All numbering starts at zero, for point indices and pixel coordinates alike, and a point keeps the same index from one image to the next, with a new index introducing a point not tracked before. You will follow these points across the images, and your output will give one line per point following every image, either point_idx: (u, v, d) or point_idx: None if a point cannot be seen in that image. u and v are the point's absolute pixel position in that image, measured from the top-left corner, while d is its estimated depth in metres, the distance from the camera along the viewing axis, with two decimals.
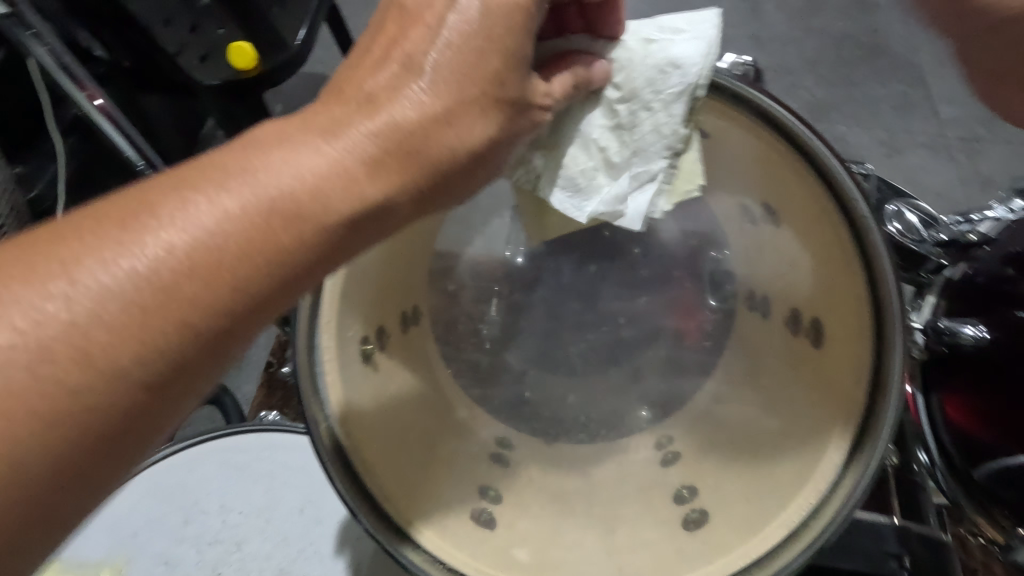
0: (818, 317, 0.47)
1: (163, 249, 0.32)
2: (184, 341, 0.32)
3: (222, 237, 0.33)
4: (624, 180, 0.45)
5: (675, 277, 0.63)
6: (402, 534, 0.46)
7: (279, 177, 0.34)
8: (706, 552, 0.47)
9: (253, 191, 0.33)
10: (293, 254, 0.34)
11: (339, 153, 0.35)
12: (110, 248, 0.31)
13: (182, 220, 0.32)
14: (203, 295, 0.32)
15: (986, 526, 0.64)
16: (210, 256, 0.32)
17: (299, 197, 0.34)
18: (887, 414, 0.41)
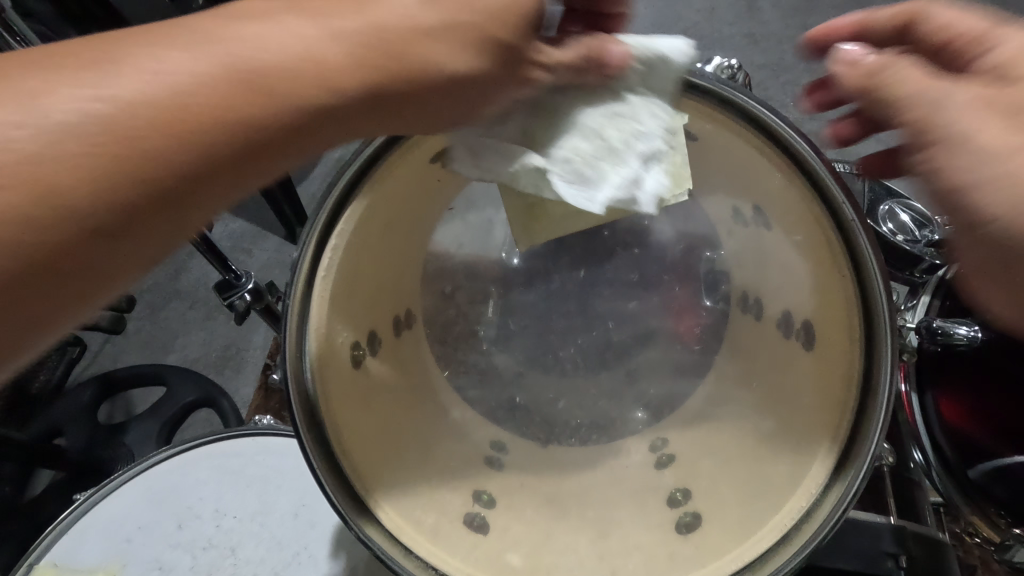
0: (810, 319, 0.46)
1: (119, 96, 0.29)
2: (137, 197, 0.29)
3: (126, 118, 0.29)
4: (633, 162, 0.41)
5: (665, 281, 0.67)
6: (393, 540, 0.45)
7: (209, 55, 0.31)
8: (699, 556, 0.47)
9: (223, 53, 0.31)
10: (204, 138, 0.30)
11: (289, 47, 0.33)
12: (63, 84, 0.29)
13: (146, 68, 0.30)
14: (159, 153, 0.30)
15: (982, 524, 0.65)
16: (172, 111, 0.30)
17: (222, 90, 0.31)
18: (879, 413, 0.40)
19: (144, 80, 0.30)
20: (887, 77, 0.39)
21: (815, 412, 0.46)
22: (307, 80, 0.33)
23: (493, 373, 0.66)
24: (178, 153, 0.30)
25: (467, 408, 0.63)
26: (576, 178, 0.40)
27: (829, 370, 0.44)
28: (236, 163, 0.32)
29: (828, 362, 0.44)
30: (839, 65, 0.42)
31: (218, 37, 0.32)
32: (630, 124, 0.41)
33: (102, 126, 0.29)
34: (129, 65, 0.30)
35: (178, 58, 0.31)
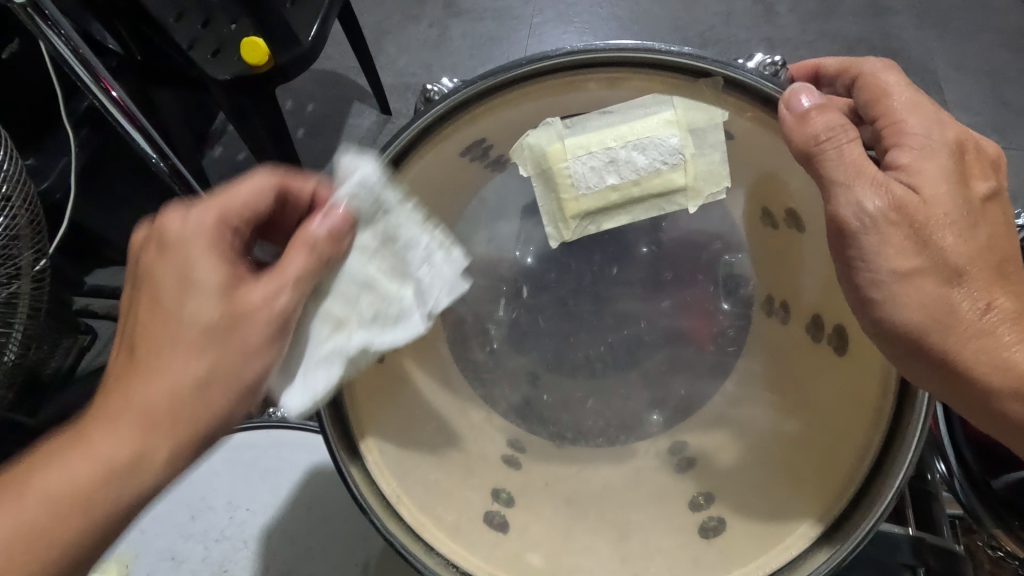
0: (843, 324, 0.48)
1: (124, 426, 0.40)
2: (130, 491, 0.40)
3: (159, 416, 0.40)
4: (389, 321, 0.42)
5: (700, 281, 0.63)
6: (414, 537, 0.45)
7: (203, 341, 0.42)
8: (724, 560, 0.47)
9: (162, 368, 0.41)
10: (117, 470, 0.39)
11: (214, 319, 0.42)
12: (105, 417, 0.40)
13: (137, 400, 0.40)
14: (111, 481, 0.39)
15: (1004, 539, 0.63)
16: (123, 447, 0.39)
17: (214, 376, 0.42)
18: (915, 424, 0.41)
19: (146, 390, 0.41)
20: (827, 151, 0.39)
21: (848, 416, 0.46)
22: (260, 340, 0.42)
23: (505, 374, 0.62)
24: (167, 442, 0.40)
25: (484, 406, 0.60)
26: (374, 319, 0.42)
27: (865, 376, 0.45)
28: (208, 440, 0.42)
29: (864, 366, 0.46)
30: (784, 111, 0.38)
31: (170, 323, 0.42)
32: (396, 247, 0.42)
33: (114, 431, 0.39)
34: (151, 366, 0.41)
35: (186, 351, 0.41)
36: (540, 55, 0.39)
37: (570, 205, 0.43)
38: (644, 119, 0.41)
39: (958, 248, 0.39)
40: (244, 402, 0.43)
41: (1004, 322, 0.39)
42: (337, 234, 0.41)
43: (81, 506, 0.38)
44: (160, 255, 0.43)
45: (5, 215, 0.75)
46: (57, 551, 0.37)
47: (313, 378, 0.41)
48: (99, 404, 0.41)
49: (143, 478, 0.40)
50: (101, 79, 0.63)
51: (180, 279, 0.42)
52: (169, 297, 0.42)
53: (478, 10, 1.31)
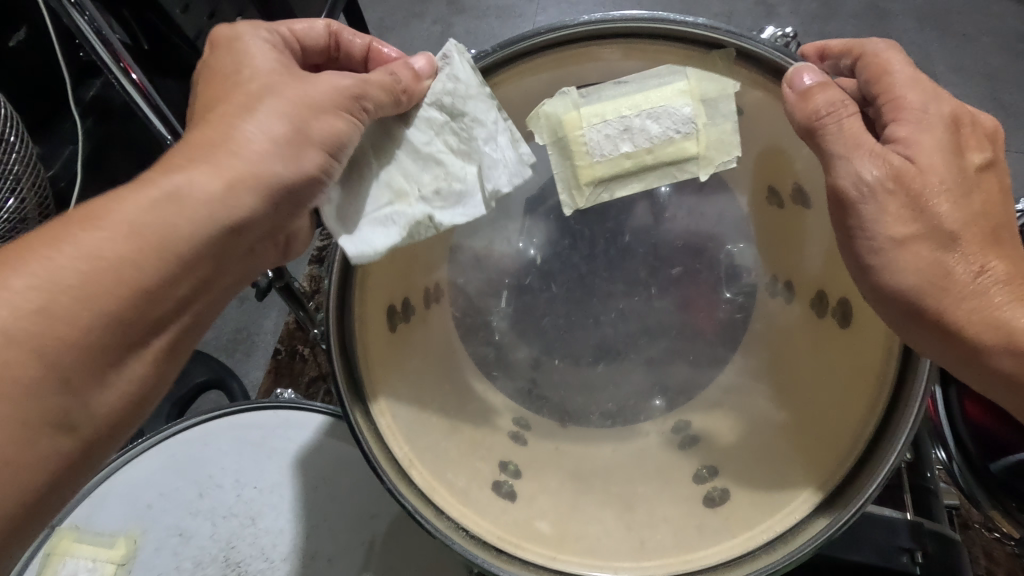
0: (848, 296, 0.49)
1: (154, 198, 0.36)
2: (164, 269, 0.36)
3: (231, 166, 0.39)
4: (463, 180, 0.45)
5: (708, 251, 0.63)
6: (426, 500, 0.46)
7: (265, 91, 0.42)
8: (730, 526, 0.48)
9: (209, 156, 0.39)
10: (153, 251, 0.36)
11: (283, 84, 0.42)
12: (131, 189, 0.36)
13: (166, 181, 0.37)
14: (143, 255, 0.35)
15: (1002, 521, 0.65)
16: (155, 220, 0.36)
17: (291, 128, 0.41)
18: (916, 388, 0.42)
19: (218, 134, 0.40)
20: (827, 126, 0.40)
21: (850, 389, 0.47)
22: (331, 105, 0.42)
23: (510, 357, 0.63)
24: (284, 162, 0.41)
25: (490, 384, 0.61)
26: (438, 193, 0.45)
27: (868, 350, 0.47)
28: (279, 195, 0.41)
29: (867, 339, 0.47)
30: (787, 89, 0.40)
31: (239, 84, 0.42)
32: (459, 117, 0.44)
33: (143, 200, 0.36)
34: (221, 119, 0.41)
35: (266, 109, 0.41)
36: (555, 26, 0.41)
37: (585, 172, 0.44)
38: (654, 96, 0.42)
39: (952, 214, 0.40)
40: (313, 160, 0.42)
41: (997, 284, 0.40)
42: (422, 76, 0.45)
43: (152, 233, 0.36)
44: (219, 53, 0.45)
45: (14, 196, 0.75)
46: (121, 285, 0.35)
47: (375, 237, 0.43)
48: (218, 107, 0.41)
49: (215, 214, 0.38)
50: (120, 59, 0.64)
51: (242, 70, 0.43)
52: (230, 77, 0.43)
53: (482, 7, 1.32)
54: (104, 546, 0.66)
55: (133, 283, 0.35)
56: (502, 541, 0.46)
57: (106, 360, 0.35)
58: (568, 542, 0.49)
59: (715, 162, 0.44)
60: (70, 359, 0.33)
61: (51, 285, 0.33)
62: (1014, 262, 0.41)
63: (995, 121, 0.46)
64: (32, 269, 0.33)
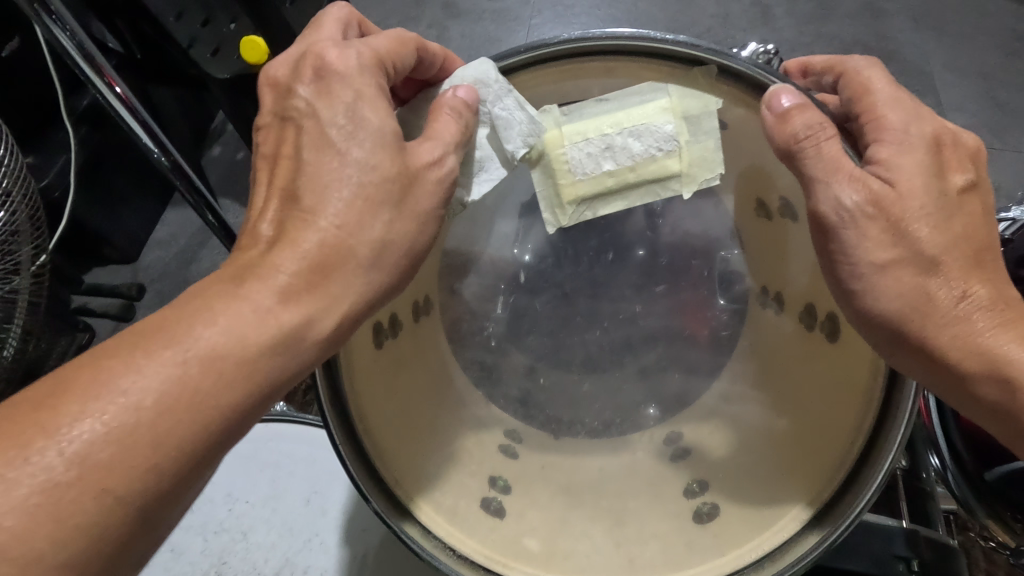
0: (834, 311, 0.48)
1: (239, 333, 0.36)
2: (247, 403, 0.37)
3: (323, 288, 0.40)
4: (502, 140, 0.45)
5: (695, 267, 0.63)
6: (412, 521, 0.45)
7: (365, 205, 0.41)
8: (719, 544, 0.47)
9: (302, 274, 0.39)
10: (238, 387, 0.36)
11: (386, 170, 0.41)
12: (222, 312, 0.37)
13: (256, 309, 0.37)
14: (227, 396, 0.36)
15: (997, 529, 0.65)
16: (242, 356, 0.36)
17: (384, 249, 0.42)
18: (903, 405, 0.41)
19: (306, 250, 0.40)
20: (806, 150, 0.39)
21: (840, 404, 0.47)
22: (427, 207, 0.43)
23: (502, 370, 0.62)
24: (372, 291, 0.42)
25: (480, 396, 0.60)
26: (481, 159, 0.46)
27: (856, 365, 0.46)
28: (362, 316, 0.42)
29: (855, 356, 0.46)
30: (765, 111, 0.39)
31: (330, 178, 0.41)
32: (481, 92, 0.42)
33: (230, 333, 0.36)
34: (310, 222, 0.40)
35: (362, 221, 0.41)
36: (537, 44, 0.41)
37: (567, 190, 0.43)
38: (636, 113, 0.41)
39: (933, 239, 0.40)
40: (395, 278, 0.43)
41: (980, 309, 0.40)
42: (469, 108, 0.42)
43: (240, 373, 0.36)
44: (321, 97, 0.42)
45: (5, 210, 0.74)
46: (201, 421, 0.35)
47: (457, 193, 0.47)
48: (305, 206, 0.41)
49: (300, 350, 0.39)
50: (105, 73, 0.64)
51: (326, 109, 0.42)
52: (330, 141, 0.41)
53: (477, 11, 1.32)
54: None
55: (215, 424, 0.35)
56: (489, 560, 0.46)
57: (176, 492, 0.35)
58: (556, 560, 0.49)
59: (698, 180, 0.43)
60: (145, 497, 0.33)
61: (138, 417, 0.33)
62: (997, 286, 0.40)
63: (977, 141, 0.45)
64: (118, 396, 0.33)
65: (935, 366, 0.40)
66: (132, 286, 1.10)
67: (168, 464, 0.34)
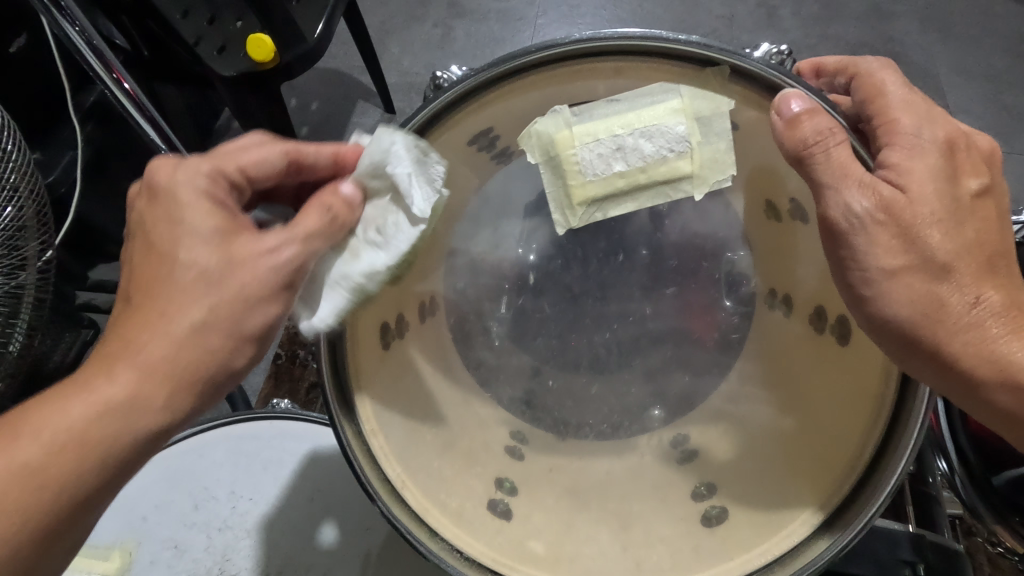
0: (845, 315, 0.48)
1: (76, 414, 0.38)
2: (92, 475, 0.39)
3: (155, 364, 0.39)
4: (399, 222, 0.42)
5: (703, 269, 0.63)
6: (419, 521, 0.45)
7: (189, 288, 0.40)
8: (727, 548, 0.47)
9: (133, 357, 0.39)
10: (79, 462, 0.38)
11: (212, 266, 0.41)
12: (64, 397, 0.39)
13: (90, 392, 0.39)
14: (72, 470, 0.38)
15: (1004, 534, 0.65)
16: (81, 434, 0.38)
17: (210, 326, 0.40)
18: (916, 412, 0.41)
19: (143, 331, 0.40)
20: (816, 156, 0.38)
21: (850, 410, 0.46)
22: (259, 291, 0.41)
23: (507, 372, 0.63)
24: (206, 367, 0.41)
25: (486, 397, 0.60)
26: (377, 243, 0.43)
27: (867, 370, 0.46)
28: (211, 386, 0.41)
29: (866, 359, 0.46)
30: (775, 116, 0.38)
31: (166, 270, 0.41)
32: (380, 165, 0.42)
33: (70, 414, 0.38)
34: (163, 303, 0.40)
35: (201, 293, 0.40)
36: (548, 44, 0.40)
37: (577, 191, 0.43)
38: (649, 115, 0.41)
39: (945, 244, 0.40)
40: (245, 348, 0.42)
41: (993, 315, 0.40)
42: (355, 205, 0.44)
43: (78, 447, 0.38)
44: (151, 206, 0.43)
45: (12, 206, 0.74)
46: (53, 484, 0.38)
47: (331, 298, 0.42)
48: (143, 293, 0.41)
49: (136, 422, 0.39)
50: (113, 70, 0.64)
51: (175, 210, 0.42)
52: (167, 249, 0.41)
53: (483, 11, 1.31)
54: (99, 559, 0.67)
55: (64, 494, 0.38)
56: (496, 563, 0.46)
57: (48, 551, 0.39)
58: (562, 563, 0.49)
59: (712, 181, 0.43)
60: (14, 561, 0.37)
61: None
62: (1010, 292, 0.40)
63: (991, 144, 0.45)
64: None
65: (947, 373, 0.40)
66: None
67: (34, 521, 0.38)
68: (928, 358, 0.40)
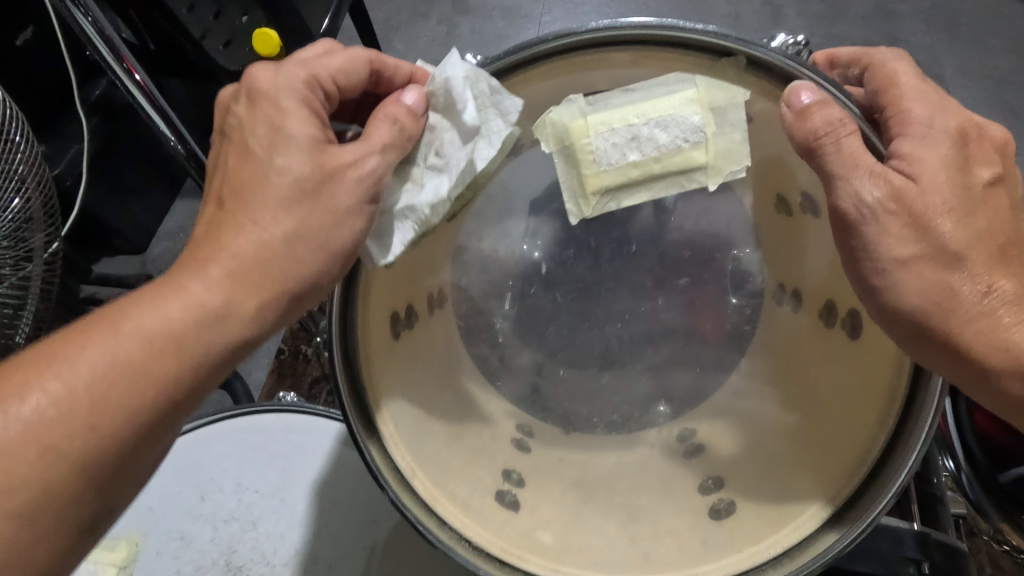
0: (855, 308, 0.48)
1: (150, 329, 0.39)
2: (158, 399, 0.39)
3: (251, 266, 0.42)
4: (461, 153, 0.43)
5: (716, 260, 0.63)
6: (428, 511, 0.45)
7: (278, 199, 0.42)
8: (735, 541, 0.47)
9: (219, 270, 0.41)
10: (150, 383, 0.38)
11: (304, 171, 0.43)
12: (133, 314, 0.39)
13: (167, 306, 0.39)
14: (149, 385, 0.38)
15: (1009, 533, 0.65)
16: (154, 348, 0.39)
17: (295, 238, 0.42)
18: (928, 406, 0.41)
19: (230, 245, 0.42)
20: (826, 146, 0.38)
21: (862, 404, 0.46)
22: (344, 201, 0.43)
23: (514, 365, 0.63)
24: (283, 288, 0.43)
25: (493, 390, 0.60)
26: (439, 172, 0.44)
27: (880, 363, 0.45)
28: (293, 298, 0.43)
29: (877, 352, 0.46)
30: (784, 108, 0.39)
31: (256, 183, 0.43)
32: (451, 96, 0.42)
33: (140, 332, 0.39)
34: (258, 208, 0.42)
35: (301, 205, 0.43)
36: (564, 32, 0.40)
37: (591, 180, 0.42)
38: (664, 104, 0.40)
39: (957, 233, 0.40)
40: (332, 266, 0.44)
41: (1005, 304, 0.40)
42: (416, 113, 0.45)
43: (152, 361, 0.38)
44: (248, 109, 0.45)
45: (20, 196, 0.74)
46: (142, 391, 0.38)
47: (395, 231, 0.45)
48: (225, 215, 0.43)
49: (217, 337, 0.40)
50: (123, 60, 0.64)
51: (267, 119, 0.44)
52: (264, 151, 0.43)
53: (489, 7, 1.31)
54: (105, 549, 0.67)
55: (129, 420, 0.38)
56: (504, 553, 0.46)
57: (117, 475, 0.39)
58: (570, 554, 0.49)
59: (725, 171, 0.42)
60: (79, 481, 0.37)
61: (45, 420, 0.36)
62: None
63: (1005, 133, 0.45)
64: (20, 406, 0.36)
65: (959, 362, 0.40)
66: (141, 276, 1.10)
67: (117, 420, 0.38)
68: (942, 350, 0.40)
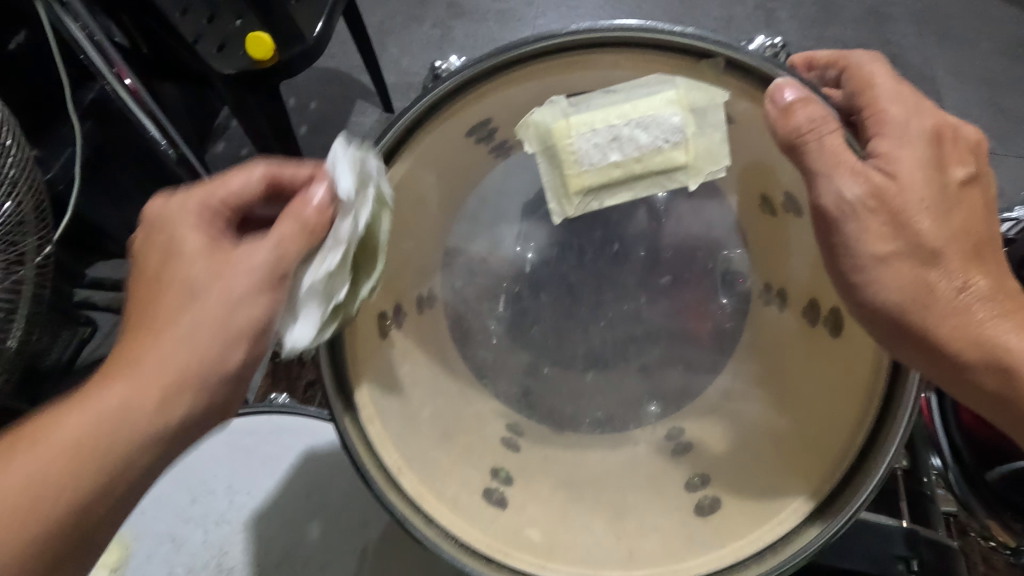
0: (838, 306, 0.49)
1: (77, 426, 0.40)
2: (90, 493, 0.39)
3: (161, 371, 0.42)
4: (348, 224, 0.41)
5: (699, 260, 0.64)
6: (415, 509, 0.46)
7: (186, 299, 0.43)
8: (720, 536, 0.47)
9: (134, 370, 0.42)
10: (81, 479, 0.39)
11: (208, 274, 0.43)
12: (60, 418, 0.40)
13: (91, 405, 0.40)
14: (77, 483, 0.39)
15: (997, 528, 0.65)
16: (80, 447, 0.39)
17: (204, 327, 0.43)
18: (906, 401, 0.42)
19: (142, 347, 0.42)
20: (810, 144, 0.39)
21: (841, 403, 0.47)
22: (245, 291, 0.43)
23: (505, 367, 0.63)
24: (200, 378, 0.43)
25: (483, 390, 0.61)
26: (333, 247, 0.41)
27: (859, 362, 0.46)
28: (205, 386, 0.43)
29: (857, 347, 0.47)
30: (769, 104, 0.39)
31: (165, 289, 0.44)
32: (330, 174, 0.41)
33: (71, 428, 0.40)
34: (160, 315, 0.43)
35: (194, 299, 0.43)
36: (546, 35, 0.40)
37: (573, 180, 0.43)
38: (645, 105, 0.41)
39: (935, 231, 0.40)
40: (237, 350, 0.43)
41: (980, 300, 0.41)
42: (324, 208, 0.42)
43: (81, 457, 0.39)
44: (152, 237, 0.46)
45: (10, 200, 0.74)
46: (81, 492, 0.39)
47: (303, 313, 0.42)
48: (140, 317, 0.44)
49: (143, 425, 0.41)
50: (115, 64, 0.65)
51: (173, 235, 0.45)
52: (164, 268, 0.44)
53: (482, 11, 1.32)
54: None
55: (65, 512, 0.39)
56: (491, 550, 0.46)
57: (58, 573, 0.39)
58: (557, 552, 0.49)
59: (705, 172, 0.42)
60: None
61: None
62: (996, 277, 0.41)
63: (976, 135, 0.46)
64: None
65: (936, 358, 0.40)
66: None
67: (49, 532, 0.38)
68: (919, 345, 0.40)
